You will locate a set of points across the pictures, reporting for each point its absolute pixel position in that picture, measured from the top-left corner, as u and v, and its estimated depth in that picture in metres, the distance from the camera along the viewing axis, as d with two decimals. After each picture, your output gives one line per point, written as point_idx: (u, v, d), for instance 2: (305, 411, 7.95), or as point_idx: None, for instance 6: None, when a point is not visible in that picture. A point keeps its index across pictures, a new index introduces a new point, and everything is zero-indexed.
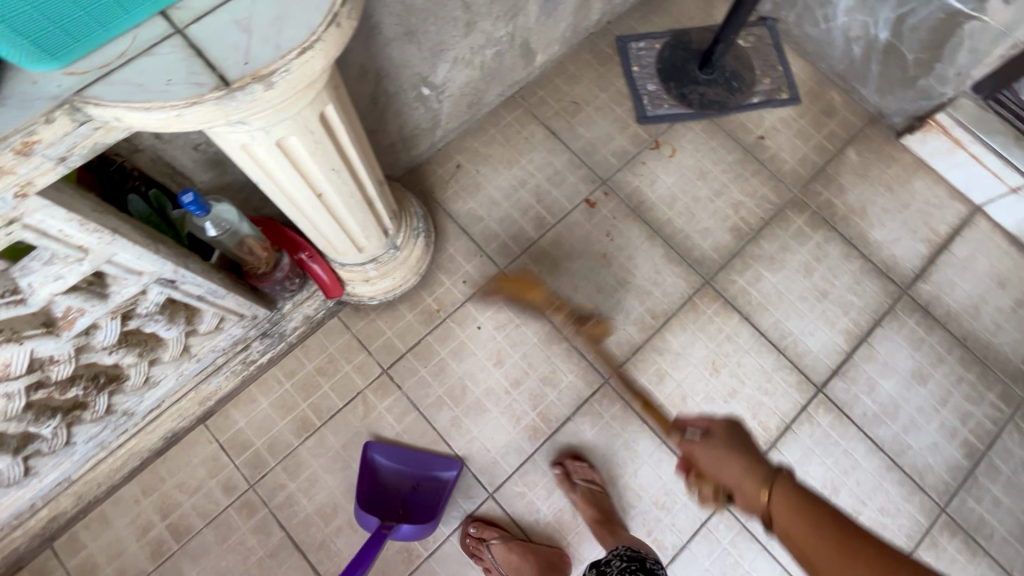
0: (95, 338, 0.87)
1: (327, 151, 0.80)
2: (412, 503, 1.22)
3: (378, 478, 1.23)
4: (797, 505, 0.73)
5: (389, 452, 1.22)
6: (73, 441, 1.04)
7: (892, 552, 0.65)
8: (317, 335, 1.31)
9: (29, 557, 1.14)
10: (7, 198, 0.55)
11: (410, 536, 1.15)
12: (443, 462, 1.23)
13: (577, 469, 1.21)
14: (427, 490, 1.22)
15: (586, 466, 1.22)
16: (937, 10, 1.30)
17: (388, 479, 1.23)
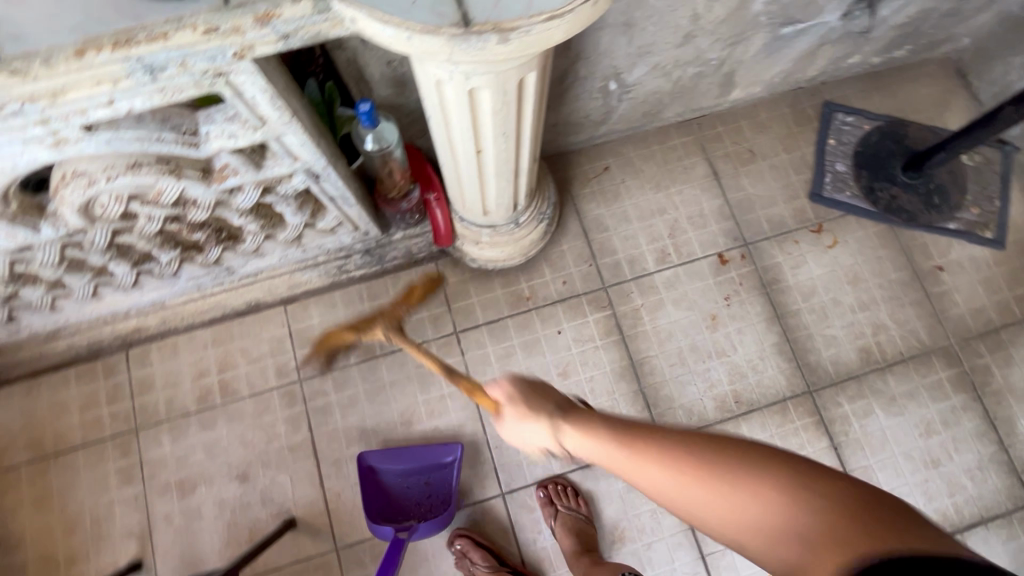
0: (235, 199, 0.91)
1: (507, 115, 0.77)
2: (429, 501, 1.18)
3: (384, 488, 1.18)
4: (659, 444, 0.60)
5: (387, 457, 1.17)
6: (178, 274, 1.13)
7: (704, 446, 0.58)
8: (410, 273, 1.32)
9: (107, 352, 1.27)
10: (227, 54, 0.59)
11: (429, 532, 1.12)
12: (444, 448, 1.18)
13: (559, 495, 1.17)
14: (437, 481, 1.18)
15: (573, 498, 1.17)
16: None
17: (395, 488, 1.18)
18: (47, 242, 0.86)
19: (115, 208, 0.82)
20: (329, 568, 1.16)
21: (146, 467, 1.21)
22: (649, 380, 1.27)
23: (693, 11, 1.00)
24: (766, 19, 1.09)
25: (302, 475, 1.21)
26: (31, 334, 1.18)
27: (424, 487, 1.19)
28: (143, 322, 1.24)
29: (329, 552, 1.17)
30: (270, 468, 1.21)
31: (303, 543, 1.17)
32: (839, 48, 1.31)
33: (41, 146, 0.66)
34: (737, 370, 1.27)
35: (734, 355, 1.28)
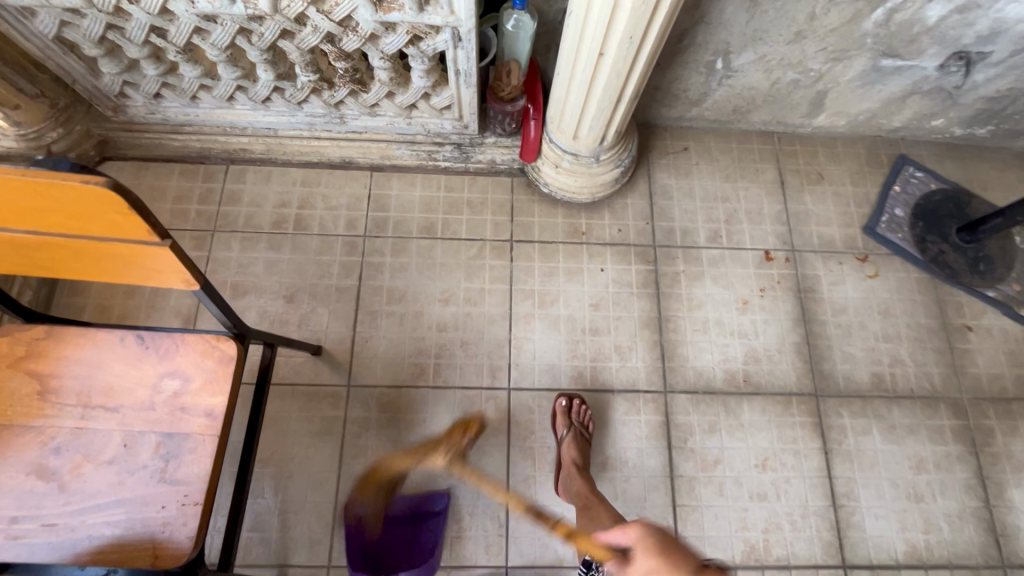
0: (386, 37, 1.07)
1: (641, 16, 0.91)
2: (416, 556, 1.16)
3: (373, 542, 1.16)
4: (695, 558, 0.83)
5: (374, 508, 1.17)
6: (302, 105, 1.29)
7: None
8: (487, 179, 1.45)
9: (211, 161, 1.42)
10: None
11: None
12: (432, 498, 1.20)
13: (577, 412, 1.22)
14: (425, 535, 1.17)
15: (588, 418, 1.22)
16: None
17: (379, 543, 1.16)
18: (229, 20, 1.02)
19: (297, 5, 0.99)
20: (337, 400, 1.25)
21: (211, 263, 1.34)
22: (670, 336, 1.35)
23: (811, 10, 1.14)
24: (871, 43, 1.22)
25: (339, 314, 1.32)
26: (161, 120, 1.34)
27: (411, 541, 1.17)
28: (251, 144, 1.39)
29: (342, 386, 1.26)
30: (315, 299, 1.33)
31: (321, 371, 1.27)
32: (926, 103, 1.42)
33: None
34: (754, 355, 1.34)
35: (754, 340, 1.35)
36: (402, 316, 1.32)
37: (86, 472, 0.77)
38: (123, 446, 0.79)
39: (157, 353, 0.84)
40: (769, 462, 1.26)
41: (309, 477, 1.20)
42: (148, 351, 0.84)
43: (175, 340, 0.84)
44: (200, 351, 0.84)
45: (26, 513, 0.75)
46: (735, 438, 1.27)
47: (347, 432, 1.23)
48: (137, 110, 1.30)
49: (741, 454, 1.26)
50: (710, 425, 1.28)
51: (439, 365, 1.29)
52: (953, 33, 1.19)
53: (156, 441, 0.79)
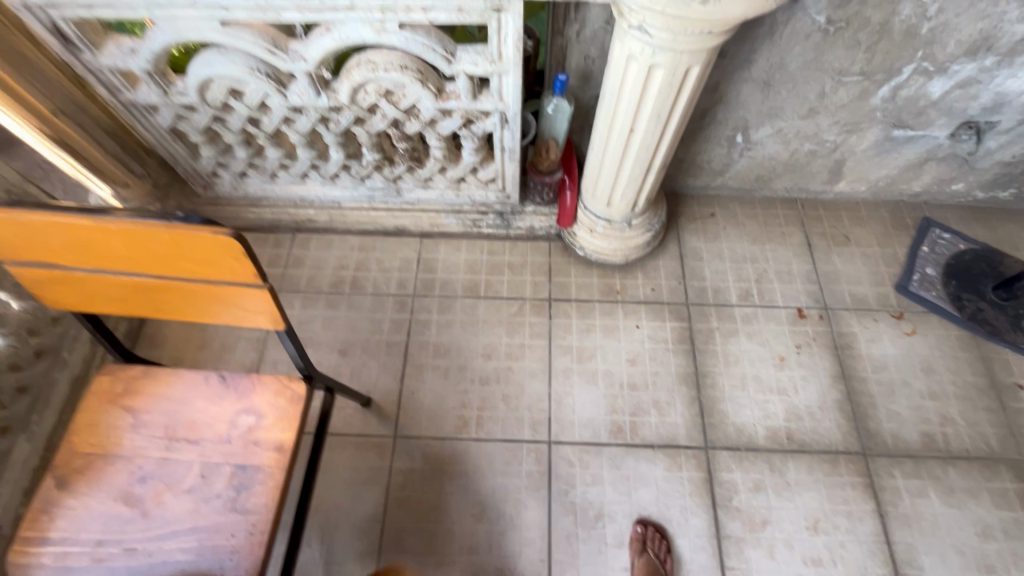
0: (442, 121, 1.24)
1: (665, 99, 1.04)
2: None
3: None
4: None
5: None
6: (364, 180, 1.46)
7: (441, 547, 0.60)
8: (527, 243, 1.57)
9: (281, 230, 1.59)
10: None
11: None
12: None
13: (652, 540, 1.18)
14: None
15: (664, 549, 1.18)
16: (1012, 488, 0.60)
17: None
18: (313, 110, 1.22)
19: (371, 97, 1.17)
20: (383, 450, 1.30)
21: None
22: (708, 391, 1.37)
23: (821, 88, 1.27)
24: (881, 116, 1.33)
25: (388, 367, 1.40)
26: (242, 196, 1.53)
27: None
28: (316, 215, 1.56)
29: (388, 436, 1.31)
30: (367, 353, 1.42)
31: (370, 422, 1.33)
32: (943, 168, 1.49)
33: (370, 29, 1.01)
34: (795, 412, 1.34)
35: (793, 397, 1.36)
36: (447, 369, 1.40)
37: (167, 500, 0.85)
38: (201, 476, 0.86)
39: (236, 392, 0.93)
40: (820, 524, 1.22)
41: (354, 526, 1.23)
42: (229, 389, 0.93)
43: (253, 380, 0.94)
44: (274, 389, 0.93)
45: (111, 537, 0.82)
46: (782, 497, 1.25)
47: (392, 483, 1.27)
48: (224, 187, 1.50)
49: (790, 515, 1.23)
50: (754, 483, 1.26)
51: (481, 416, 1.34)
52: (958, 105, 1.29)
53: (230, 472, 0.87)
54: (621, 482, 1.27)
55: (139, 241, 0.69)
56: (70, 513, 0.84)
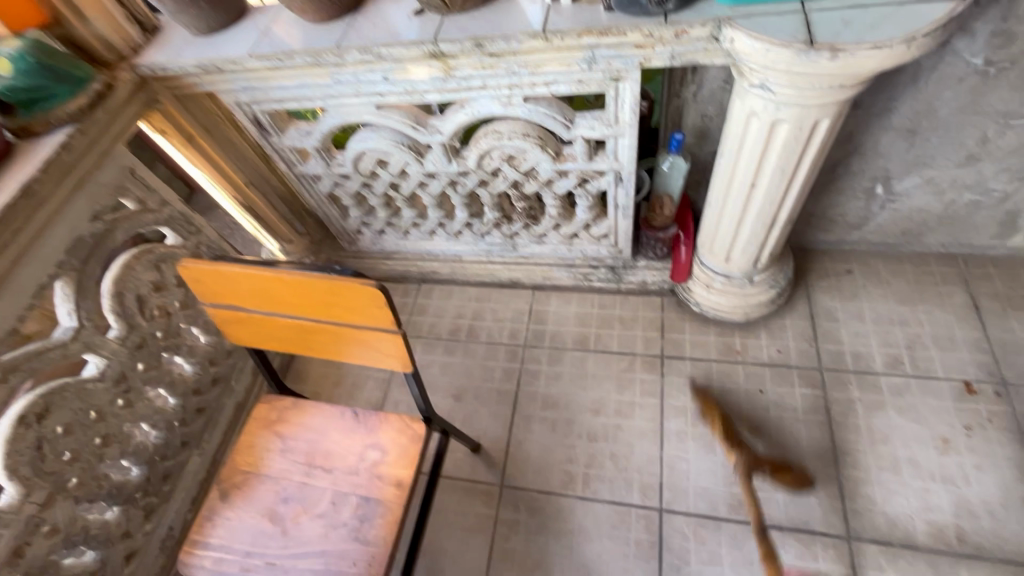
0: (559, 181, 1.31)
1: (791, 153, 1.01)
2: None
3: None
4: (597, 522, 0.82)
5: None
6: (484, 236, 1.57)
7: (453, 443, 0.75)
8: (639, 298, 1.56)
9: (409, 281, 1.76)
10: (633, 60, 0.94)
11: None
12: None
13: None
14: None
15: None
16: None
17: None
18: (444, 175, 1.36)
19: (495, 162, 1.28)
20: (490, 498, 1.32)
21: None
22: (849, 471, 1.20)
23: (982, 134, 1.13)
24: None
25: (497, 415, 1.44)
26: (379, 250, 1.72)
27: None
28: (440, 268, 1.70)
29: (495, 485, 1.33)
30: (479, 399, 1.47)
31: (479, 468, 1.37)
32: None
33: (497, 104, 1.11)
34: (966, 507, 1.12)
35: (964, 488, 1.14)
36: (555, 422, 1.40)
37: (303, 521, 0.94)
38: (332, 502, 0.95)
39: (365, 427, 1.02)
40: None
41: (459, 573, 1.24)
42: (360, 424, 1.03)
43: (380, 418, 1.03)
44: (398, 427, 1.01)
45: (257, 549, 0.93)
46: None
47: (497, 533, 1.27)
48: (364, 243, 1.71)
49: None
50: None
51: (588, 474, 1.31)
52: None
53: (356, 502, 0.94)
54: (743, 565, 1.15)
55: (304, 291, 0.82)
56: (228, 523, 0.96)
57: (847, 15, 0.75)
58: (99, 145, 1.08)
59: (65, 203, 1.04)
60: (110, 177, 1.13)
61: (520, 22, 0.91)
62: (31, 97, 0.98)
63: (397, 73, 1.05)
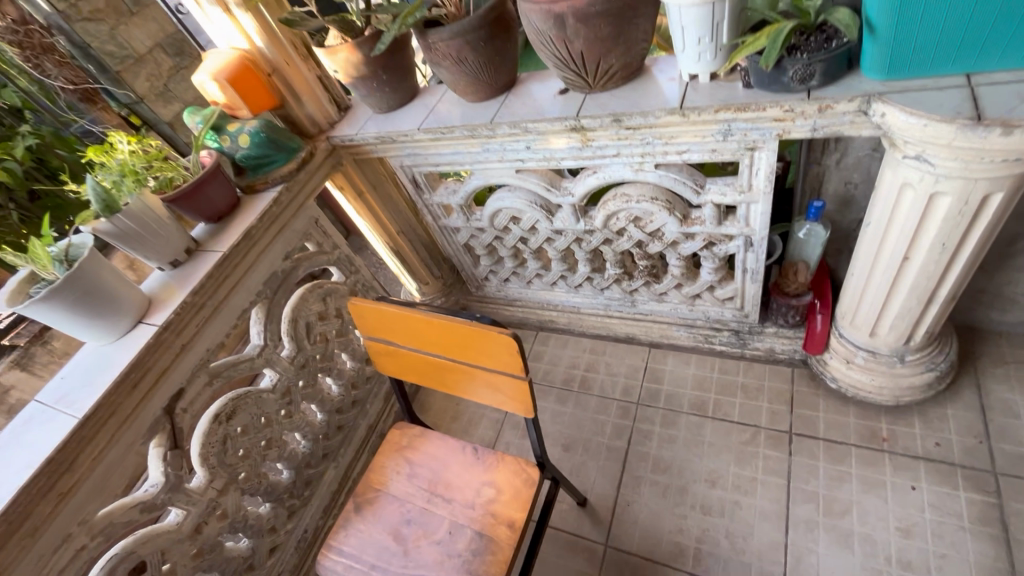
0: (684, 243, 1.32)
1: (954, 227, 0.93)
2: None
3: None
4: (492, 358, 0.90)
5: None
6: (604, 291, 1.61)
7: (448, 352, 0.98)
8: (765, 367, 1.48)
9: (527, 327, 1.85)
10: (772, 132, 0.95)
11: None
12: None
13: None
14: None
15: None
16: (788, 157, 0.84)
17: None
18: (570, 232, 1.45)
19: (621, 222, 1.34)
20: (593, 555, 1.30)
21: None
22: None
23: None
24: None
25: (606, 471, 1.43)
26: (502, 296, 1.85)
27: None
28: (558, 318, 1.77)
29: (600, 543, 1.31)
30: (588, 452, 1.48)
31: (584, 523, 1.36)
32: None
33: (629, 170, 1.18)
34: None
35: None
36: (665, 487, 1.35)
37: (422, 546, 1.02)
38: (449, 531, 1.02)
39: (483, 465, 1.09)
40: None
41: None
42: (478, 460, 1.11)
43: (497, 458, 1.09)
44: (513, 470, 1.06)
45: (380, 564, 1.02)
46: None
47: None
48: (491, 290, 1.85)
49: None
50: None
51: (700, 550, 1.24)
52: None
53: (470, 535, 1.00)
54: None
55: (445, 333, 0.93)
56: (358, 535, 1.07)
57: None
58: (297, 200, 1.34)
59: (268, 245, 1.30)
60: (301, 225, 1.39)
61: (658, 100, 0.98)
62: (258, 163, 1.27)
63: (539, 143, 1.17)
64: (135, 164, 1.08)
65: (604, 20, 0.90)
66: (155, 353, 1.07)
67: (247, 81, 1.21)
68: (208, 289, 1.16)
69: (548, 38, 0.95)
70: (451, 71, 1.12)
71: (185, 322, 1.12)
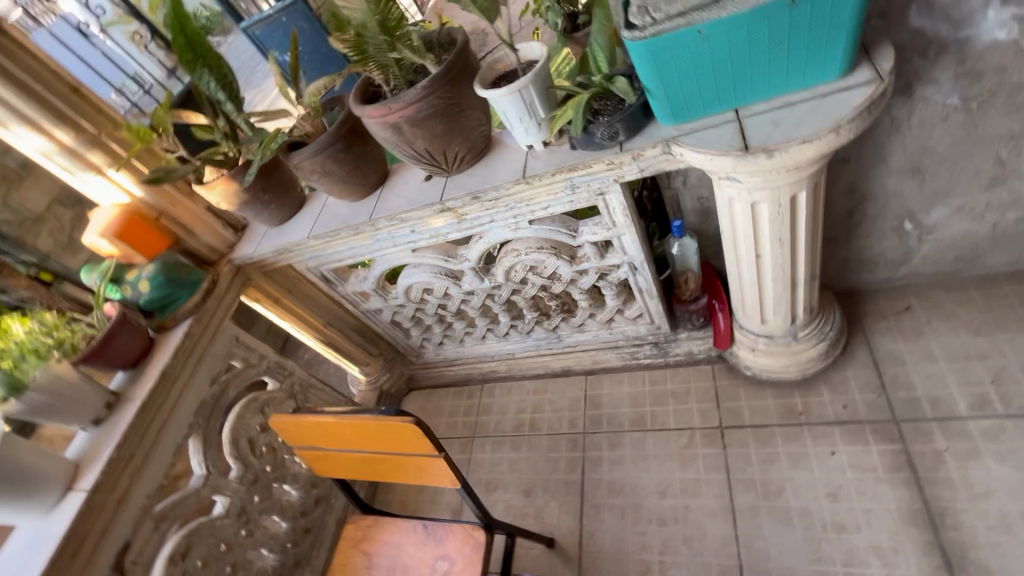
0: (581, 278, 1.42)
1: (781, 224, 1.05)
2: None
3: None
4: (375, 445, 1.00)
5: None
6: (530, 333, 1.69)
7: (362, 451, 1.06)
8: (689, 369, 1.57)
9: (472, 382, 1.89)
10: (609, 178, 1.06)
11: None
12: None
13: None
14: None
15: None
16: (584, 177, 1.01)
17: None
18: (480, 291, 1.53)
19: (520, 273, 1.43)
20: None
21: (472, 464, 1.69)
22: (951, 535, 1.10)
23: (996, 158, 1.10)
24: None
25: (567, 507, 1.48)
26: (442, 358, 1.90)
27: None
28: (497, 367, 1.83)
29: None
30: (548, 492, 1.53)
31: (556, 565, 1.39)
32: None
33: (508, 229, 1.28)
34: None
35: None
36: (623, 509, 1.41)
37: None
38: None
39: (435, 540, 1.13)
40: None
41: None
42: (429, 536, 1.14)
43: (446, 530, 1.14)
44: (463, 536, 1.11)
45: None
46: None
47: None
48: (430, 355, 1.91)
49: None
50: None
51: (664, 562, 1.29)
52: None
53: None
54: None
55: (360, 431, 0.98)
56: None
57: (775, 117, 0.85)
58: (211, 327, 1.38)
59: (191, 377, 1.33)
60: (222, 347, 1.42)
61: (505, 173, 1.09)
62: (163, 303, 1.32)
63: (421, 226, 1.26)
64: (35, 342, 1.12)
65: (435, 119, 1.00)
66: (91, 517, 1.08)
67: (136, 231, 1.26)
68: (135, 437, 1.18)
69: (393, 143, 1.05)
70: (322, 182, 1.20)
71: (116, 477, 1.13)
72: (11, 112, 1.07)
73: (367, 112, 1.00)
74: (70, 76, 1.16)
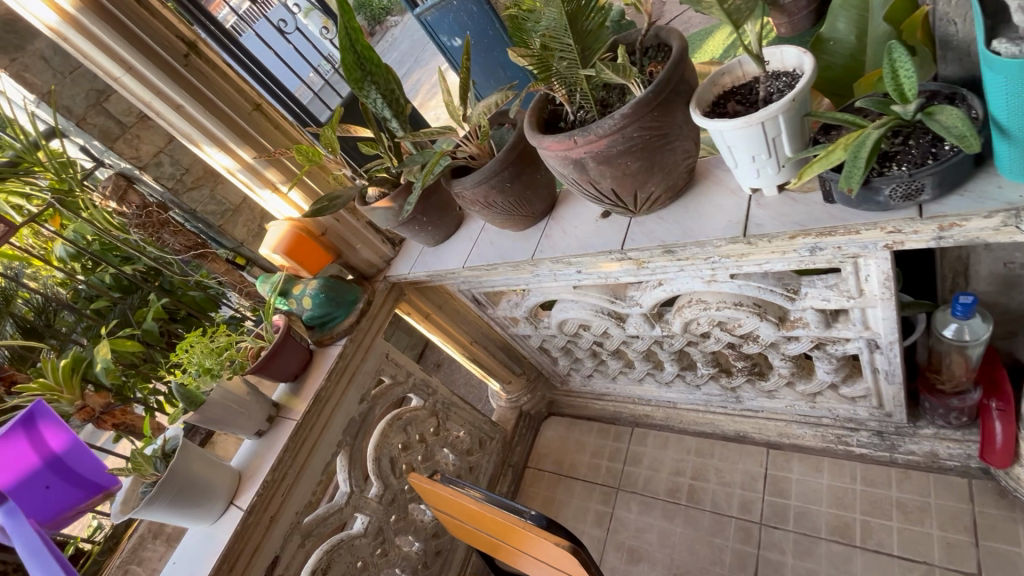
0: (788, 344, 1.10)
1: None
2: None
3: None
4: (517, 541, 0.85)
5: None
6: (699, 386, 1.40)
7: (498, 539, 0.91)
8: (929, 476, 1.16)
9: (621, 422, 1.67)
10: (878, 244, 0.72)
11: None
12: None
13: None
14: None
15: None
16: (871, 207, 0.66)
17: None
18: (647, 336, 1.28)
19: (704, 326, 1.15)
20: None
21: (613, 521, 1.49)
22: None
23: None
24: None
25: None
26: (589, 390, 1.71)
27: None
28: (653, 412, 1.58)
29: None
30: None
31: None
32: None
33: (700, 280, 1.01)
34: None
35: None
36: None
37: None
38: None
39: None
40: None
41: None
42: None
43: None
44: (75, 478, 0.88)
45: None
46: None
47: None
48: (576, 384, 1.72)
49: None
50: None
51: None
52: None
53: None
54: None
55: (502, 524, 0.83)
56: None
57: None
58: (363, 346, 1.36)
59: (342, 397, 1.32)
60: (372, 365, 1.39)
61: (716, 226, 0.81)
62: (323, 321, 1.32)
63: (589, 268, 1.05)
64: (211, 361, 1.21)
65: (630, 157, 0.77)
66: (246, 535, 1.12)
67: (302, 248, 1.26)
68: (289, 457, 1.20)
69: (572, 181, 0.84)
70: (484, 213, 1.06)
71: (270, 497, 1.17)
72: (205, 134, 1.10)
73: (544, 144, 0.80)
74: (255, 93, 1.17)
